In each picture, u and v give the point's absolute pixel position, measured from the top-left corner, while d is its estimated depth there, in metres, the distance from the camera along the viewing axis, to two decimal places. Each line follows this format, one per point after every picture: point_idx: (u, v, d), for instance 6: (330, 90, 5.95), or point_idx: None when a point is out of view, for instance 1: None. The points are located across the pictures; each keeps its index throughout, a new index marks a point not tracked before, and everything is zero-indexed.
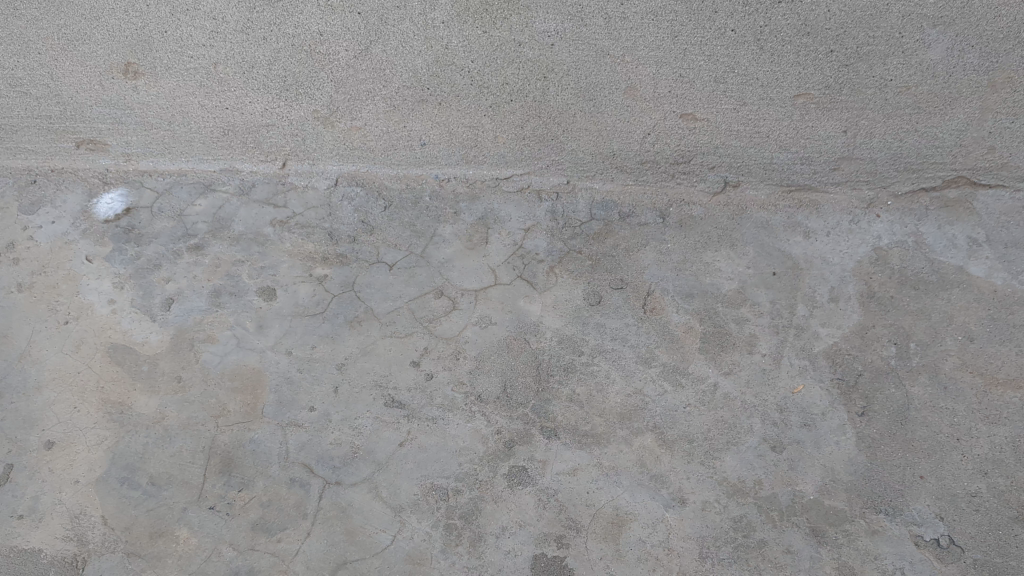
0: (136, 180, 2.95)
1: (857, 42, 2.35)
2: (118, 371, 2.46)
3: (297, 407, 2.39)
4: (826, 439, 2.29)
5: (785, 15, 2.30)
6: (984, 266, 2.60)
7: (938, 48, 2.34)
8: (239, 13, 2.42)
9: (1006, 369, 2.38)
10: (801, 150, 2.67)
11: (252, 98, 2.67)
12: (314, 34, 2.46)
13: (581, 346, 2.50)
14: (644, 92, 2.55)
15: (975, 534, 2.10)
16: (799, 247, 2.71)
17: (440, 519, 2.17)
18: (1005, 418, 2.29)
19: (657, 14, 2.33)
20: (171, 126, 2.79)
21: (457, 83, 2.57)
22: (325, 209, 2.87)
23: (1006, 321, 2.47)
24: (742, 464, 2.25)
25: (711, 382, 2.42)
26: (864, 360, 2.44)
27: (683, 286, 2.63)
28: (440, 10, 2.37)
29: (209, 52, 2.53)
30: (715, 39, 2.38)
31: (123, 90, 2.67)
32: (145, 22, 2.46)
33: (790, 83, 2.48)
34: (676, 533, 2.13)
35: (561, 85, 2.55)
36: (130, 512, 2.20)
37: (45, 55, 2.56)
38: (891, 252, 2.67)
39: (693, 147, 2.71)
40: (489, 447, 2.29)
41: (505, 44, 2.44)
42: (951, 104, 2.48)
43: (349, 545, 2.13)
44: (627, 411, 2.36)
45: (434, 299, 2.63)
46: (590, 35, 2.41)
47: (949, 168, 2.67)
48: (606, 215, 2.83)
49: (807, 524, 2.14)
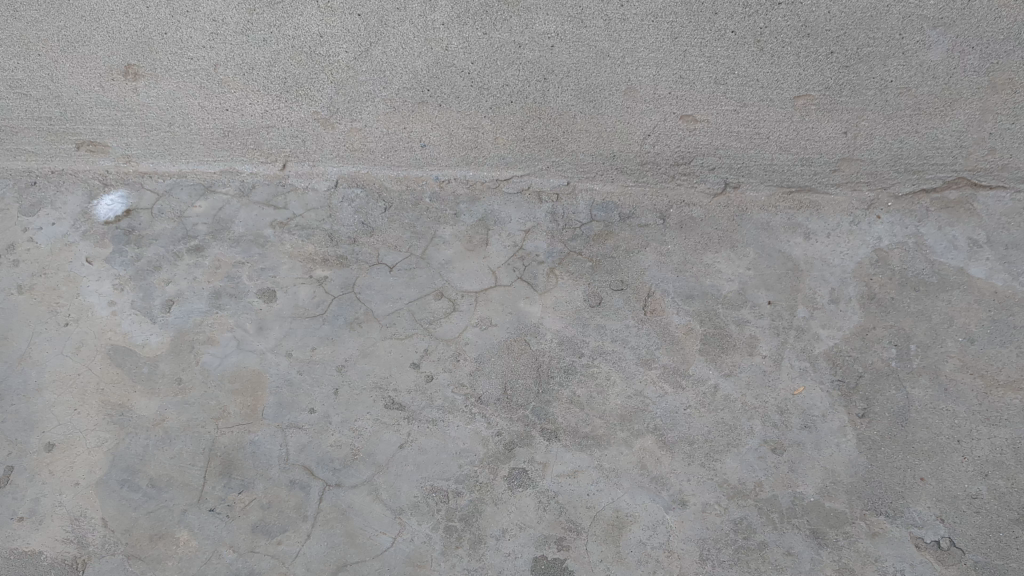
0: (136, 181, 2.95)
1: (857, 43, 2.34)
2: (118, 373, 2.46)
3: (297, 409, 2.39)
4: (827, 441, 2.29)
5: (785, 16, 2.30)
6: (985, 268, 2.59)
7: (938, 50, 2.34)
8: (239, 14, 2.42)
9: (1007, 371, 2.38)
10: (801, 152, 2.67)
11: (252, 100, 2.67)
12: (315, 36, 2.46)
13: (582, 348, 2.50)
14: (644, 94, 2.55)
15: (976, 536, 2.10)
16: (800, 248, 2.71)
17: (441, 522, 2.17)
18: (1006, 419, 2.29)
19: (657, 15, 2.33)
20: (171, 128, 2.79)
21: (457, 84, 2.57)
22: (325, 210, 2.87)
23: (1007, 323, 2.47)
24: (742, 466, 2.25)
25: (712, 383, 2.41)
26: (864, 361, 2.44)
27: (683, 287, 2.63)
28: (440, 12, 2.37)
29: (209, 53, 2.53)
30: (715, 40, 2.38)
31: (123, 91, 2.67)
32: (146, 24, 2.47)
33: (790, 84, 2.48)
34: (676, 535, 2.13)
35: (562, 86, 2.55)
36: (130, 515, 2.20)
37: (44, 57, 2.57)
38: (892, 253, 2.67)
39: (694, 149, 2.70)
40: (490, 449, 2.29)
41: (506, 45, 2.44)
42: (951, 105, 2.48)
43: (350, 547, 2.13)
44: (627, 413, 2.36)
45: (434, 301, 2.63)
46: (591, 37, 2.41)
47: (950, 169, 2.66)
48: (607, 217, 2.83)
49: (807, 527, 2.14)
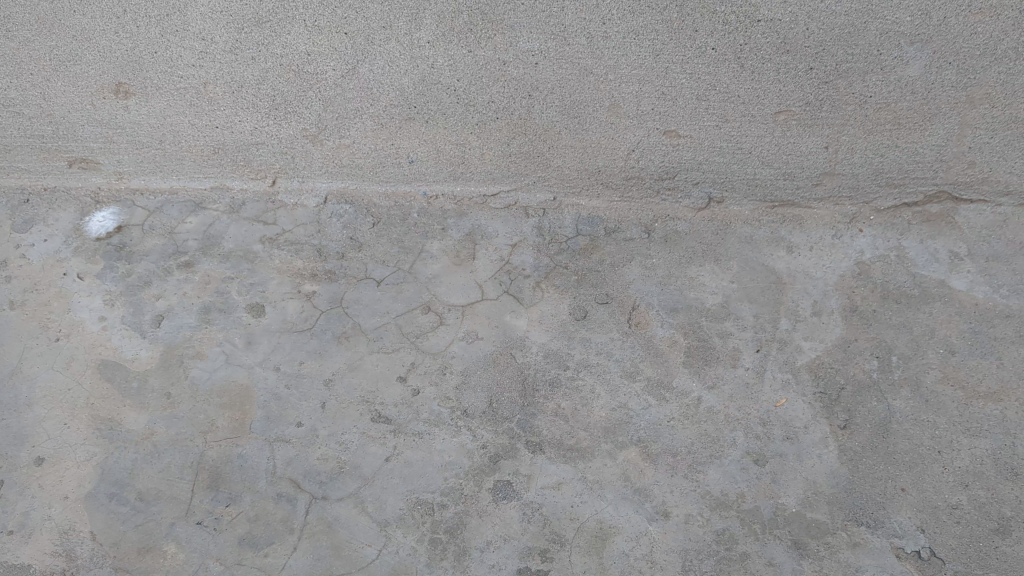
0: (127, 198, 2.97)
1: (836, 60, 2.39)
2: (108, 388, 2.49)
3: (285, 423, 2.41)
4: (808, 453, 2.31)
5: (764, 33, 2.34)
6: (966, 280, 2.62)
7: (916, 65, 2.38)
8: (228, 33, 2.47)
9: (987, 383, 2.40)
10: (784, 167, 2.70)
11: (241, 117, 2.71)
12: (302, 54, 2.51)
13: (567, 361, 2.52)
14: (628, 110, 2.60)
15: (956, 546, 2.12)
16: (783, 261, 2.73)
17: (426, 534, 2.18)
18: (987, 430, 2.31)
19: (638, 33, 2.38)
20: (162, 146, 2.83)
21: (444, 102, 2.61)
22: (314, 226, 2.90)
23: (987, 335, 2.49)
24: (725, 478, 2.27)
25: (695, 396, 2.44)
26: (846, 373, 2.46)
27: (667, 300, 2.65)
28: (425, 30, 2.42)
29: (198, 72, 2.58)
30: (696, 57, 2.42)
31: (114, 110, 2.71)
32: (136, 43, 2.52)
33: (771, 100, 2.52)
34: (659, 546, 2.15)
35: (547, 103, 2.59)
36: (118, 528, 2.22)
37: (37, 76, 2.62)
38: (874, 266, 2.69)
39: (678, 164, 2.74)
40: (474, 462, 2.31)
41: (491, 63, 2.49)
42: (930, 120, 2.52)
43: (335, 560, 2.15)
44: (612, 425, 2.38)
45: (421, 315, 2.65)
46: (574, 54, 2.45)
47: (931, 183, 2.69)
48: (593, 231, 2.85)
49: (789, 537, 2.16)
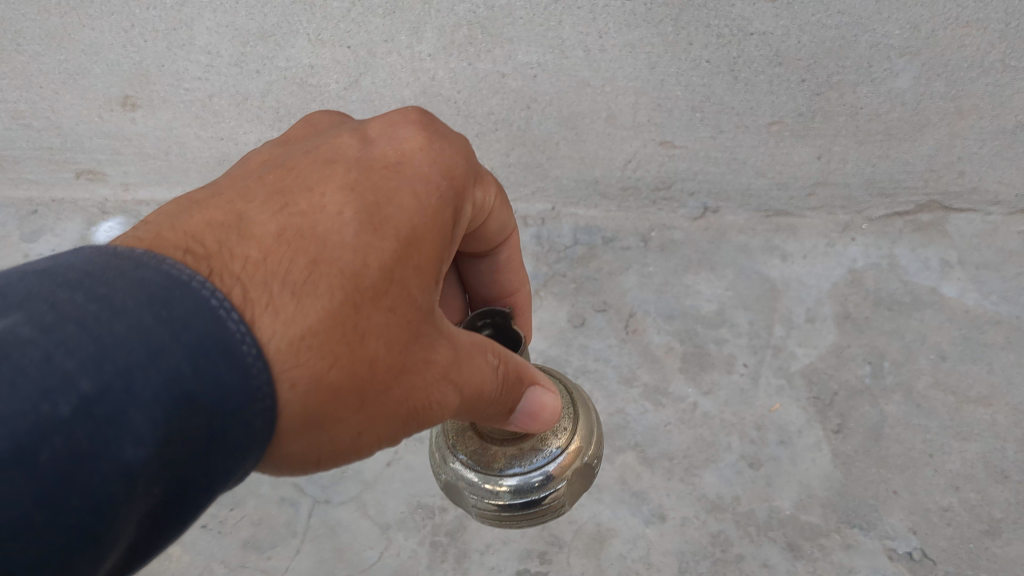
0: (134, 209, 3.03)
1: (828, 71, 2.45)
2: None
3: None
4: (803, 456, 2.35)
5: (757, 45, 2.38)
6: (957, 287, 2.65)
7: (905, 77, 2.44)
8: (233, 47, 2.52)
9: (977, 388, 2.44)
10: (776, 177, 2.76)
11: (246, 129, 2.76)
12: (305, 67, 2.56)
13: (565, 367, 2.57)
14: (624, 121, 2.66)
15: (946, 547, 2.16)
16: (777, 270, 2.77)
17: (427, 537, 2.23)
18: (978, 434, 2.35)
19: (635, 45, 2.43)
20: (168, 157, 2.89)
21: (444, 113, 2.66)
22: None
23: (978, 341, 2.54)
24: (720, 481, 2.31)
25: (691, 401, 2.48)
26: (839, 378, 2.50)
27: (664, 307, 2.70)
28: (426, 43, 2.48)
29: (203, 85, 2.64)
30: (691, 69, 2.48)
31: (122, 122, 2.79)
32: (143, 57, 2.57)
33: (765, 111, 2.57)
34: (656, 548, 2.20)
35: (546, 115, 2.66)
36: None
37: (45, 89, 2.71)
38: (865, 275, 2.73)
39: (672, 174, 2.81)
40: None
41: (490, 75, 2.54)
42: (920, 130, 2.58)
43: (338, 562, 2.20)
44: (609, 429, 2.43)
45: None
46: (572, 67, 2.51)
47: (922, 193, 2.76)
48: (591, 241, 2.89)
49: (783, 539, 2.19)
